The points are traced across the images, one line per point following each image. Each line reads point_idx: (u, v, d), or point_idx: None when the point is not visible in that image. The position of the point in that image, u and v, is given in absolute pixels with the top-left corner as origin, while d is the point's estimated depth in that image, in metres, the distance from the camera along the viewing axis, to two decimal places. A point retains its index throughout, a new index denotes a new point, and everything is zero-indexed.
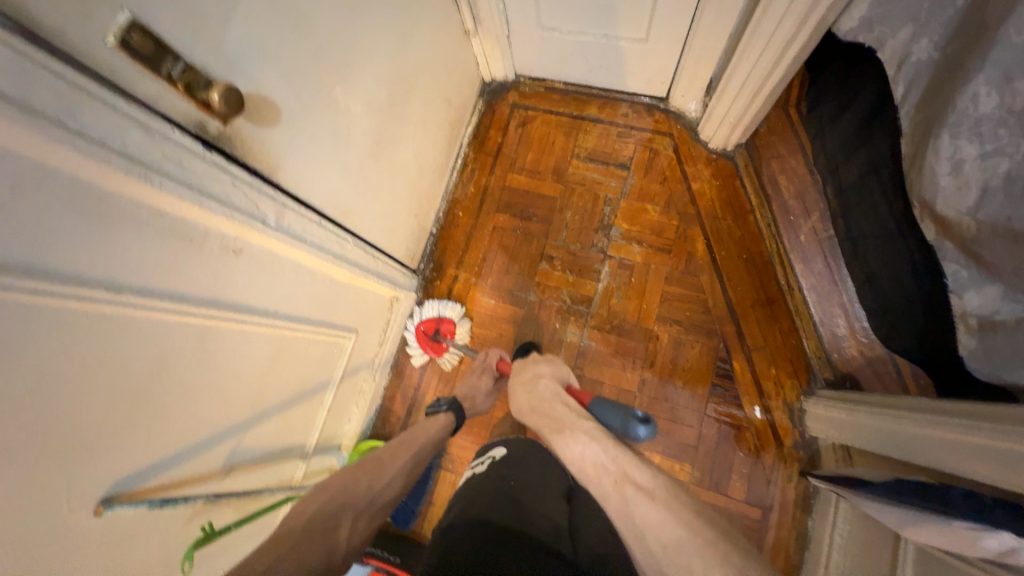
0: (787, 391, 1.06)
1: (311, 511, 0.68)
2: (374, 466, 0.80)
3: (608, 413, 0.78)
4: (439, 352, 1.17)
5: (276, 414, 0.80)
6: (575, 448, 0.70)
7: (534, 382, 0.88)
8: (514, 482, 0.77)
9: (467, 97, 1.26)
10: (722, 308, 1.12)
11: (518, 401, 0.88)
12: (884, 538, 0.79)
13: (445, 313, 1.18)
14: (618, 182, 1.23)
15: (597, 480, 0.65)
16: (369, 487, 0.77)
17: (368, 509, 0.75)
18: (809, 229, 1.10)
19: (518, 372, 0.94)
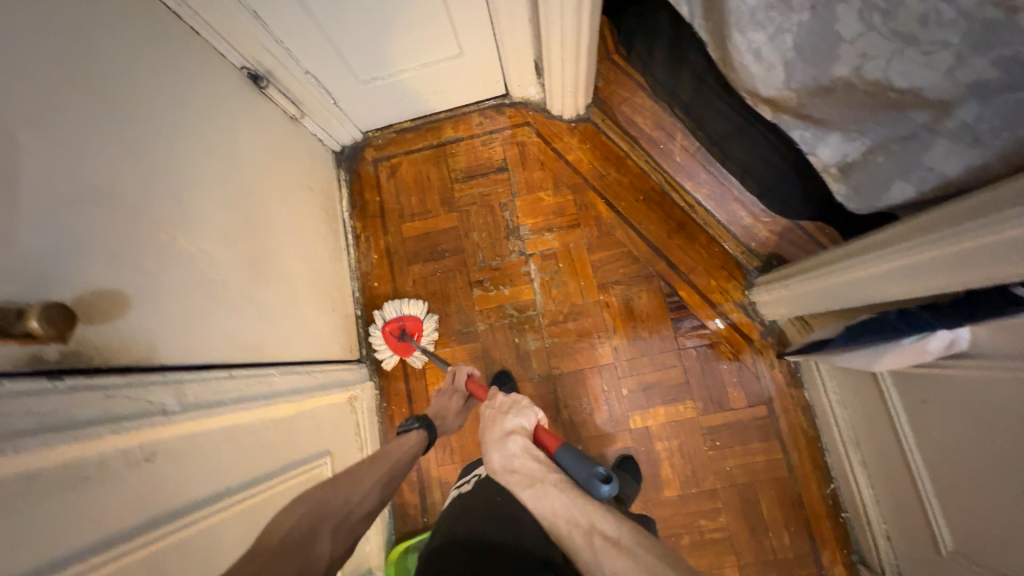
0: (733, 293, 1.12)
1: (286, 522, 0.58)
2: (351, 479, 0.70)
3: (573, 465, 0.69)
4: (408, 352, 1.14)
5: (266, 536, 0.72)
6: (546, 500, 0.60)
7: (505, 440, 0.72)
8: (500, 494, 0.76)
9: (326, 174, 1.22)
10: (647, 250, 1.17)
11: (490, 462, 0.70)
12: (865, 376, 0.86)
13: (406, 310, 1.15)
14: (504, 185, 1.25)
15: (565, 532, 0.56)
16: (347, 502, 0.66)
17: (346, 528, 0.63)
18: (680, 149, 1.18)
19: (487, 425, 0.76)
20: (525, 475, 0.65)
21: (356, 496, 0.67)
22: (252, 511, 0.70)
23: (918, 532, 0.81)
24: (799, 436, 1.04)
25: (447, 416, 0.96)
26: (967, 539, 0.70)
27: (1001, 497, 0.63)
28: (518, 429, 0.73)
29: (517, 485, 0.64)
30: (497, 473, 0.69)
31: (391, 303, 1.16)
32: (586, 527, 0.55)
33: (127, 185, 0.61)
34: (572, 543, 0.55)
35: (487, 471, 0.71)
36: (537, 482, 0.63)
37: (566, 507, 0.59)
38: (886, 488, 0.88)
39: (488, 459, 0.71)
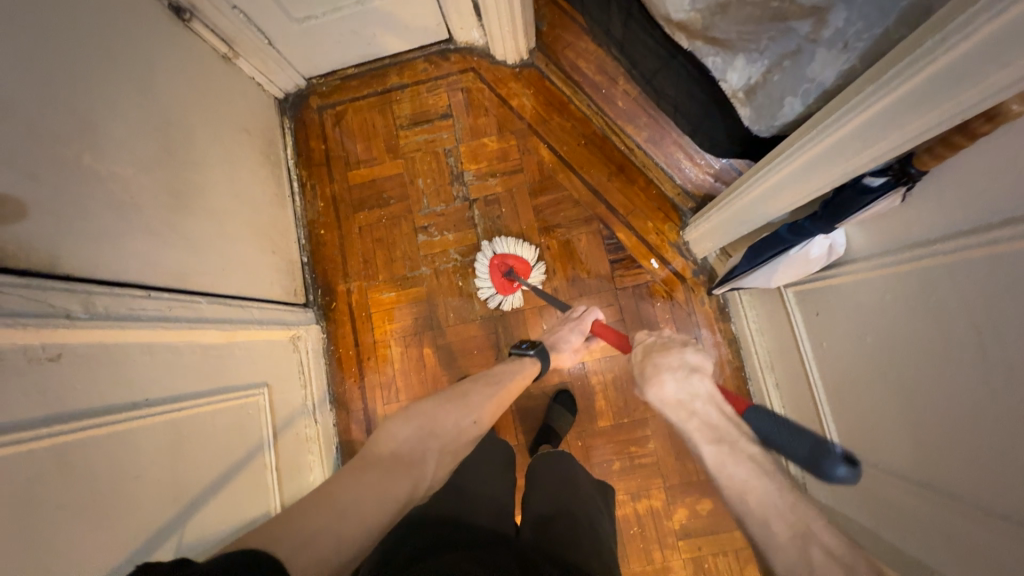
0: (669, 234, 1.15)
1: (400, 437, 0.66)
2: (462, 402, 0.76)
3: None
4: (509, 290, 1.14)
5: (201, 453, 0.77)
6: (734, 467, 0.59)
7: (689, 374, 0.73)
8: (458, 470, 0.89)
9: (266, 119, 1.21)
10: (587, 194, 1.19)
11: (662, 392, 0.72)
12: (775, 299, 0.91)
13: (518, 252, 1.14)
14: (449, 131, 1.25)
15: (761, 512, 0.54)
16: (458, 424, 0.73)
17: (450, 448, 0.71)
18: (622, 93, 1.19)
19: (661, 353, 0.78)
20: (711, 429, 0.65)
21: (466, 421, 0.74)
22: (176, 425, 0.73)
23: None
24: (725, 367, 1.09)
25: (563, 347, 0.96)
26: (851, 440, 0.76)
27: (878, 394, 0.68)
28: (700, 366, 0.74)
29: (700, 436, 0.65)
30: (666, 408, 0.70)
31: (503, 239, 1.16)
32: (795, 524, 0.53)
33: (23, 97, 0.60)
34: (769, 531, 0.53)
35: (655, 398, 0.72)
36: (737, 448, 0.62)
37: (762, 488, 0.56)
38: (793, 407, 0.94)
39: (660, 386, 0.72)
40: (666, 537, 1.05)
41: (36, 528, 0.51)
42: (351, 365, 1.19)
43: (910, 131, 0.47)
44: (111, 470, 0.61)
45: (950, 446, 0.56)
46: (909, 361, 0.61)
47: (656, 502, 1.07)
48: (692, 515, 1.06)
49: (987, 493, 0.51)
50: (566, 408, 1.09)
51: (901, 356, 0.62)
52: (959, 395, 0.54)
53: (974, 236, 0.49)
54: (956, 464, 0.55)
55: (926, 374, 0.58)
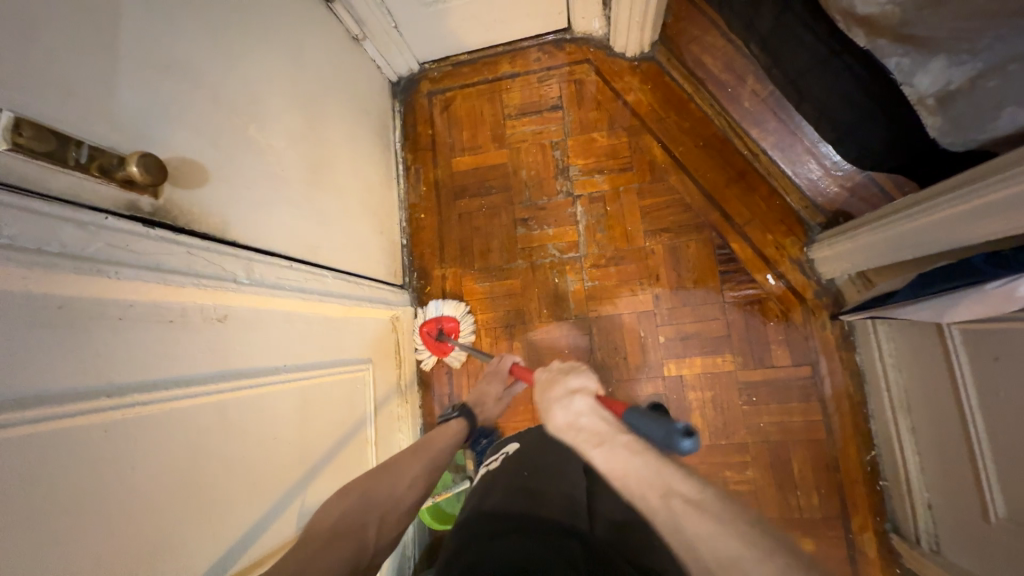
0: (791, 249, 1.06)
1: (332, 516, 0.57)
2: (390, 469, 0.66)
3: (642, 425, 0.60)
4: (446, 352, 1.15)
5: (320, 422, 0.79)
6: (616, 461, 0.52)
7: (568, 400, 0.63)
8: (527, 470, 0.76)
9: (381, 102, 1.23)
10: (701, 200, 1.12)
11: (552, 420, 0.63)
12: (928, 334, 0.81)
13: (445, 311, 1.17)
14: (557, 124, 1.22)
15: (640, 494, 0.48)
16: (390, 495, 0.62)
17: (392, 518, 0.61)
18: (750, 93, 1.10)
19: (546, 386, 0.68)
20: (591, 434, 0.56)
21: (399, 487, 0.64)
22: (301, 395, 0.75)
23: (964, 502, 0.77)
24: (844, 400, 0.99)
25: (488, 403, 0.91)
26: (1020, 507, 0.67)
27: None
28: (579, 389, 0.64)
29: (585, 443, 0.56)
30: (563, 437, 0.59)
31: (433, 302, 1.19)
32: (660, 488, 0.48)
33: (210, 68, 0.64)
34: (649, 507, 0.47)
35: (551, 429, 0.62)
36: (601, 442, 0.55)
37: (638, 472, 0.50)
38: (934, 457, 0.84)
39: (552, 417, 0.63)
40: None
41: (196, 481, 0.54)
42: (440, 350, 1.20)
43: None
44: (252, 432, 0.64)
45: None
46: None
47: None
48: None
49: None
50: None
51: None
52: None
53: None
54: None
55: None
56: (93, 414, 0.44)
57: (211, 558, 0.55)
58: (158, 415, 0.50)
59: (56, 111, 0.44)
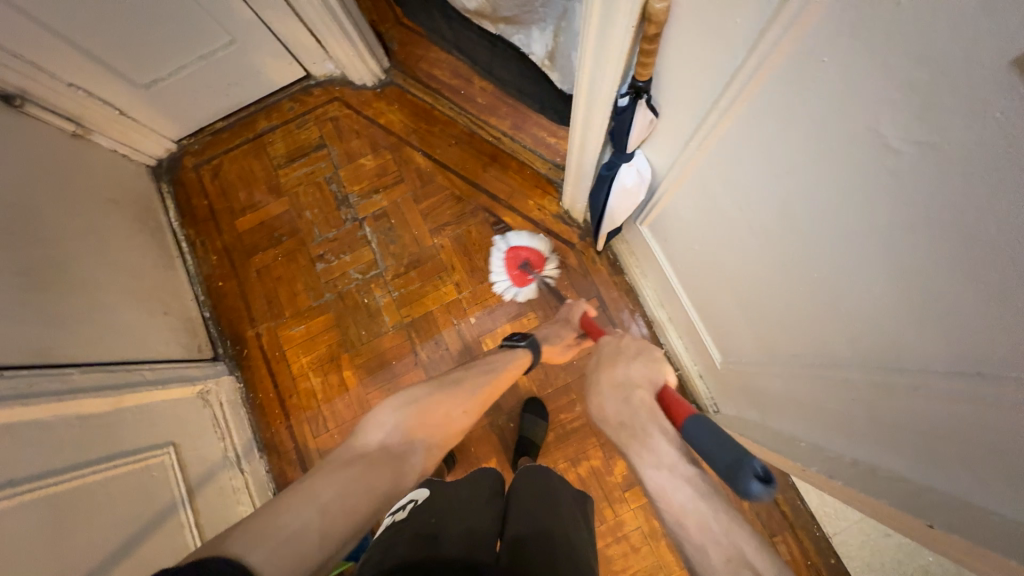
0: (550, 207, 1.21)
1: (391, 427, 0.66)
2: (452, 393, 0.75)
3: (708, 445, 0.56)
4: (523, 283, 1.15)
5: (99, 523, 0.74)
6: (674, 492, 0.53)
7: (627, 391, 0.67)
8: (433, 517, 0.70)
9: (137, 188, 1.21)
10: (467, 188, 1.24)
11: (602, 409, 0.68)
12: (638, 239, 0.97)
13: (527, 245, 1.15)
14: (325, 161, 1.28)
15: (701, 542, 0.49)
16: (446, 414, 0.72)
17: (438, 442, 0.70)
18: (479, 90, 1.27)
19: (610, 361, 0.74)
20: (647, 446, 0.59)
21: (455, 411, 0.74)
22: (60, 497, 0.71)
23: (706, 360, 0.93)
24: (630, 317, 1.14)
25: (552, 340, 0.98)
26: (726, 344, 0.82)
27: (724, 294, 0.74)
28: (644, 384, 0.68)
29: (636, 451, 0.60)
30: (609, 426, 0.66)
31: (513, 234, 1.17)
32: (729, 550, 0.47)
33: None
34: (705, 559, 0.47)
35: (598, 416, 0.68)
36: (666, 465, 0.56)
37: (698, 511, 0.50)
38: (686, 334, 0.99)
39: (600, 402, 0.68)
40: (613, 492, 1.07)
41: None
42: (273, 408, 1.17)
43: (618, 43, 0.55)
44: None
45: (768, 307, 0.63)
46: (722, 249, 0.68)
47: (596, 461, 1.08)
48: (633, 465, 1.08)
49: (820, 344, 0.57)
50: (537, 415, 1.09)
51: (719, 248, 0.69)
52: (766, 263, 0.60)
53: (705, 123, 0.57)
54: (789, 327, 0.61)
55: (736, 253, 0.65)
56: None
57: None
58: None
59: None
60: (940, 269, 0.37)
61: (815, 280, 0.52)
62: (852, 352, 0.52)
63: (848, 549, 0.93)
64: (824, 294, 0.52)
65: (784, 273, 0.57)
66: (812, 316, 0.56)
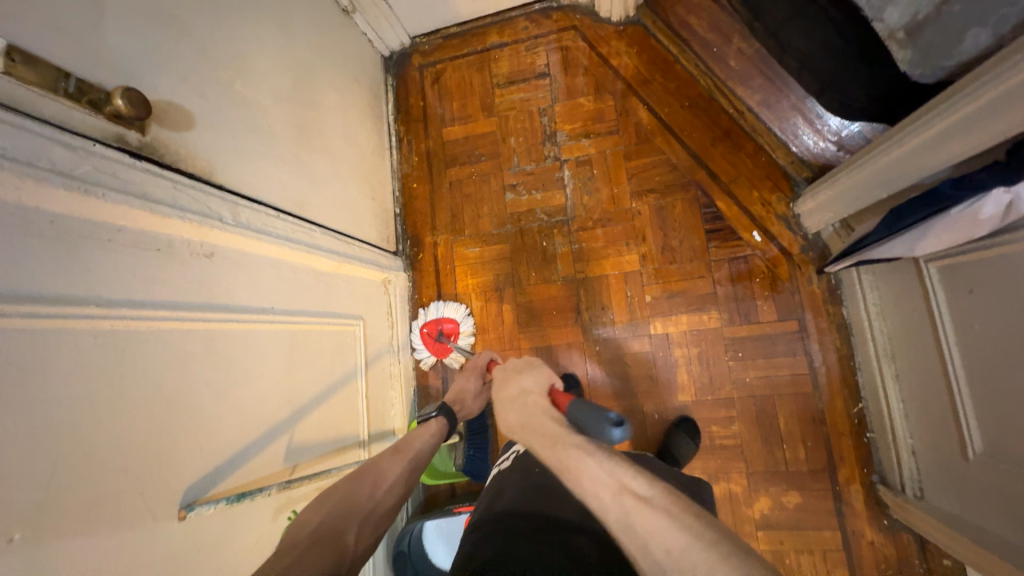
0: (776, 205, 1.06)
1: (312, 519, 0.60)
2: (370, 473, 0.69)
3: (583, 416, 0.57)
4: (446, 353, 1.16)
5: (312, 369, 0.83)
6: (565, 463, 0.53)
7: (520, 399, 0.66)
8: (539, 466, 0.75)
9: (373, 75, 1.27)
10: (686, 159, 1.13)
11: (505, 420, 0.65)
12: (908, 276, 0.81)
13: (443, 313, 1.19)
14: (544, 91, 1.24)
15: (591, 492, 0.50)
16: (371, 496, 0.66)
17: (371, 519, 0.63)
18: (735, 53, 1.11)
19: (500, 384, 0.70)
20: (546, 436, 0.58)
21: (379, 491, 0.68)
22: (290, 335, 0.79)
23: (946, 444, 0.77)
24: (831, 355, 0.99)
25: (466, 400, 0.94)
26: (1000, 438, 0.66)
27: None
28: (535, 387, 0.67)
29: (540, 446, 0.58)
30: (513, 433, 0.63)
31: (435, 304, 1.21)
32: (614, 488, 0.49)
33: (198, 24, 0.68)
34: (599, 502, 0.49)
35: (504, 428, 0.65)
36: (559, 442, 0.56)
37: (588, 470, 0.51)
38: (916, 401, 0.83)
39: (505, 412, 0.66)
40: (744, 525, 0.99)
41: (183, 401, 0.58)
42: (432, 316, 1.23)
43: None
44: (246, 360, 0.69)
45: None
46: None
47: (736, 487, 1.00)
48: (776, 508, 0.98)
49: None
50: (689, 436, 1.01)
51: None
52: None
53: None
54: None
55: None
56: (78, 320, 0.48)
57: (203, 470, 0.59)
58: (142, 332, 0.54)
59: (54, 49, 0.49)
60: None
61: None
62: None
63: None
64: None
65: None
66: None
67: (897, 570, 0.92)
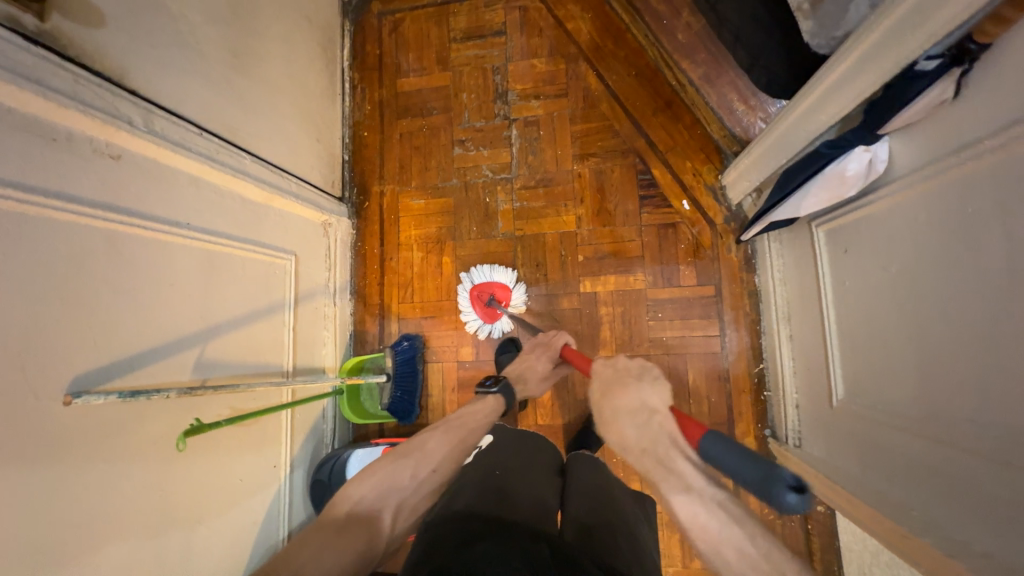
0: (706, 177, 1.11)
1: (359, 495, 0.62)
2: (422, 454, 0.68)
3: (734, 464, 0.47)
4: (493, 319, 1.13)
5: (232, 292, 0.85)
6: (710, 526, 0.46)
7: (644, 417, 0.57)
8: (499, 469, 0.74)
9: (328, 17, 1.25)
10: (628, 126, 1.16)
11: (620, 436, 0.57)
12: (804, 241, 0.87)
13: (497, 277, 1.13)
14: (500, 50, 1.24)
15: (741, 573, 0.44)
16: (417, 475, 0.67)
17: (411, 500, 0.66)
18: (684, 27, 1.13)
19: (612, 390, 0.61)
20: (679, 478, 0.50)
21: (426, 472, 0.68)
22: (210, 254, 0.80)
23: (820, 394, 0.85)
24: (740, 319, 1.06)
25: (529, 380, 0.92)
26: (857, 385, 0.74)
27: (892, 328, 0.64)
28: (660, 405, 0.58)
29: (667, 485, 0.50)
30: (630, 457, 0.55)
31: (482, 267, 1.15)
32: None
33: None
34: None
35: (616, 445, 0.57)
36: (696, 494, 0.48)
37: (737, 542, 0.45)
38: (802, 359, 0.91)
39: (618, 428, 0.57)
40: None
41: (80, 293, 0.59)
42: (373, 264, 1.25)
43: None
44: (156, 268, 0.70)
45: (939, 355, 0.56)
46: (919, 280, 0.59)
47: None
48: None
49: (993, 409, 0.49)
50: None
51: (916, 277, 0.59)
52: (967, 311, 0.51)
53: (1003, 134, 0.45)
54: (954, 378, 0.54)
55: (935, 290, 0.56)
56: None
57: (98, 362, 0.61)
58: (34, 217, 0.55)
59: None
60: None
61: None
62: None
63: None
64: (1013, 356, 0.46)
65: (989, 325, 0.48)
66: (992, 376, 0.49)
67: (778, 516, 1.01)
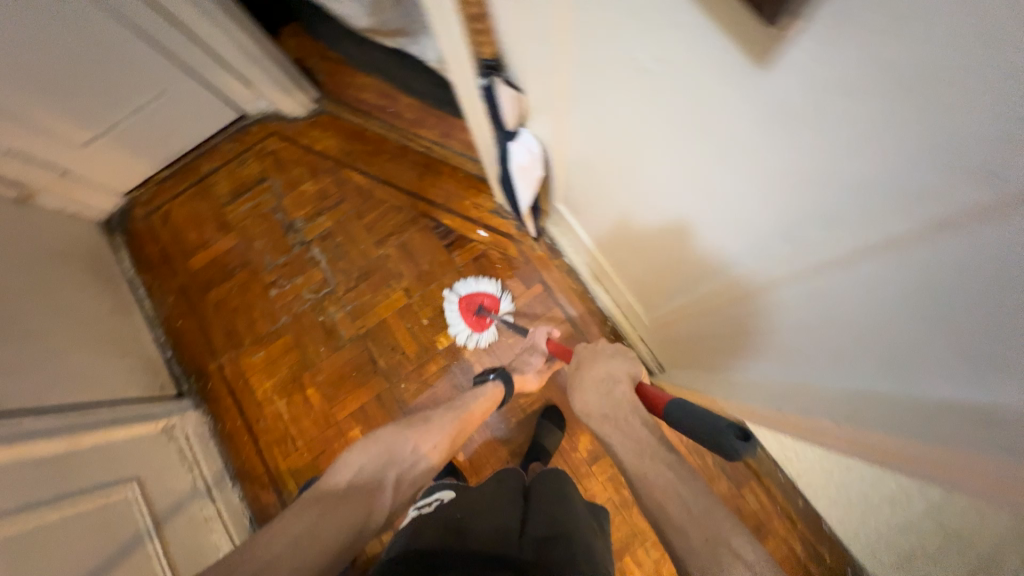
0: (486, 204, 1.26)
1: (358, 465, 0.73)
2: (422, 428, 0.81)
3: (700, 414, 0.59)
4: (483, 328, 1.14)
5: (69, 553, 0.75)
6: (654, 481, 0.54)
7: (609, 385, 0.69)
8: (460, 510, 0.70)
9: (88, 244, 1.26)
10: (405, 198, 1.30)
11: (584, 402, 0.68)
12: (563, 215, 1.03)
13: (481, 288, 1.16)
14: (269, 192, 1.34)
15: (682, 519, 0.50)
16: (416, 449, 0.78)
17: (407, 478, 0.76)
18: (406, 107, 1.34)
19: (592, 359, 0.75)
20: (631, 441, 0.60)
21: (425, 446, 0.79)
22: (18, 535, 0.70)
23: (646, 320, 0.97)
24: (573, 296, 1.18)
25: (524, 369, 1.03)
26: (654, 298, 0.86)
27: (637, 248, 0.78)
28: (625, 378, 0.70)
29: (621, 447, 0.60)
30: (593, 419, 0.66)
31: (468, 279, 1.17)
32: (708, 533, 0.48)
33: None
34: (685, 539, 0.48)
35: (580, 409, 0.68)
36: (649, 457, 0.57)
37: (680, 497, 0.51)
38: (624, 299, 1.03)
39: (582, 399, 0.69)
40: (580, 468, 1.08)
41: None
42: (242, 437, 1.18)
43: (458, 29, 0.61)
44: None
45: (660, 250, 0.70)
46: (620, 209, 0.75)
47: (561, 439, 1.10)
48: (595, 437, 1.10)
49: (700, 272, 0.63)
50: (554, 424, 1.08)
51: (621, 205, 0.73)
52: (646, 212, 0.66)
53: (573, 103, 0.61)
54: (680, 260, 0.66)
55: (658, 176, 0.57)
56: None
57: None
58: None
59: None
60: (859, 99, 0.28)
61: (795, 132, 0.34)
62: (791, 235, 0.42)
63: (814, 489, 0.93)
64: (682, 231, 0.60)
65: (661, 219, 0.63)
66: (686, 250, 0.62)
67: None
